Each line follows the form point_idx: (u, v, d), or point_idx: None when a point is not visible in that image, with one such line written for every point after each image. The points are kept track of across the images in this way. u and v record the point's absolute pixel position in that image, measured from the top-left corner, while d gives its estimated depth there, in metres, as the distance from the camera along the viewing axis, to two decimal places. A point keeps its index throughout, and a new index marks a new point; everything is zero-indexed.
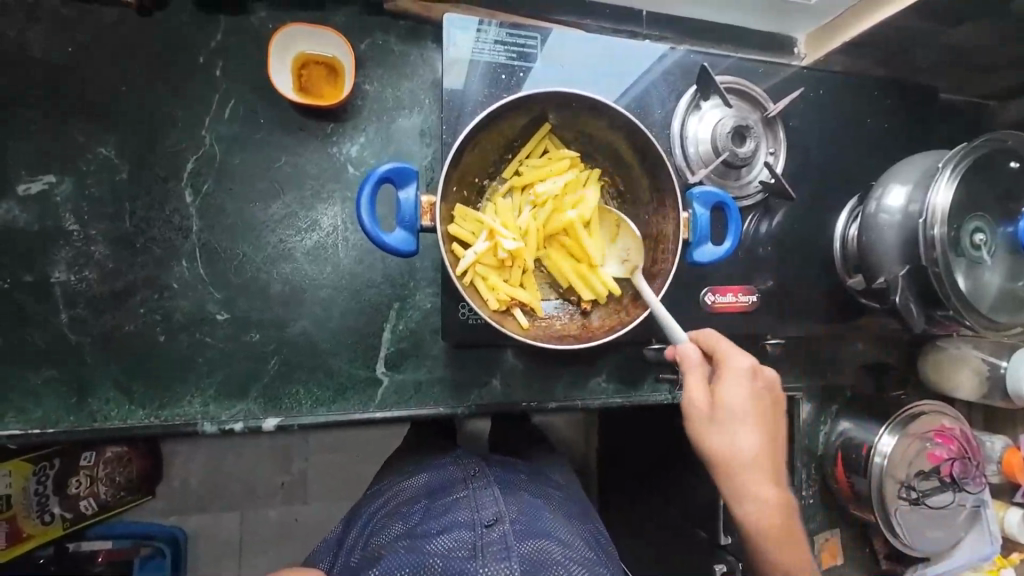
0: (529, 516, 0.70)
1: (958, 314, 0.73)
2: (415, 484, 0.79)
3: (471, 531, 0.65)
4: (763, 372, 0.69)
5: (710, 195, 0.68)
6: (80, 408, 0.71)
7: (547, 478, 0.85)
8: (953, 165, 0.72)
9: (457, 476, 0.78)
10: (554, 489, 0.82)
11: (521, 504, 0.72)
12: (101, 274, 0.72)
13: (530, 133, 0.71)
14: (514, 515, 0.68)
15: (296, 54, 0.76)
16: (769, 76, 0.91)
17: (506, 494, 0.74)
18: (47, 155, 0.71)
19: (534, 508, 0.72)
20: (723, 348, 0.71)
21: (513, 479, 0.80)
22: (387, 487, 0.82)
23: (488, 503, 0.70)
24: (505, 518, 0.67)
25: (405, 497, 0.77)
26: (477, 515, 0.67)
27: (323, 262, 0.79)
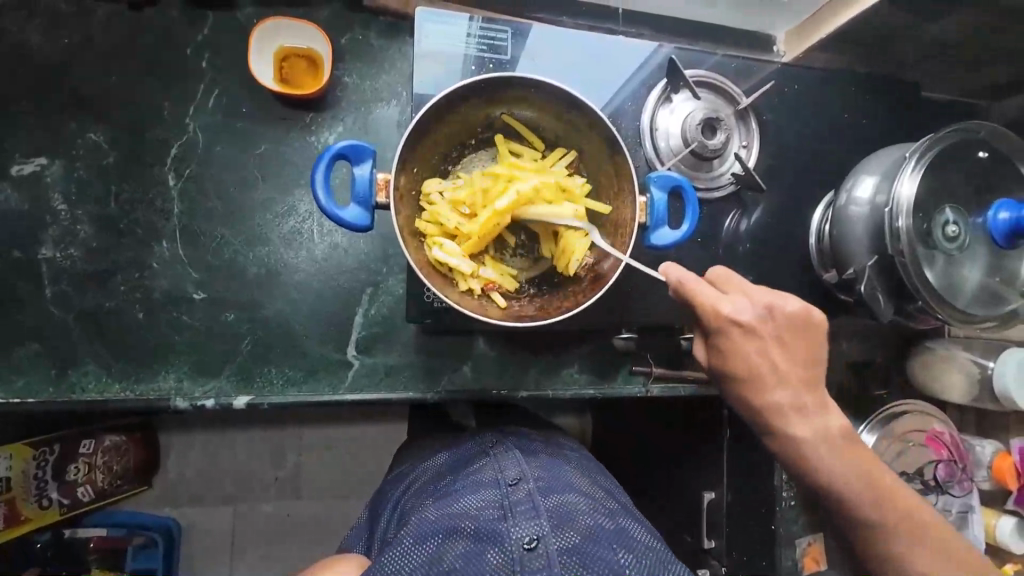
0: (552, 475, 0.70)
1: (927, 307, 0.72)
2: (436, 462, 0.81)
3: (497, 492, 0.65)
4: (782, 306, 0.65)
5: (669, 179, 0.68)
6: (60, 380, 0.74)
7: (562, 444, 0.85)
8: (919, 155, 0.71)
9: (476, 450, 0.78)
10: (572, 453, 0.82)
11: (541, 465, 0.73)
12: (85, 252, 0.76)
13: (495, 122, 0.73)
14: (537, 476, 0.69)
15: (277, 46, 0.79)
16: (745, 72, 0.91)
17: (528, 458, 0.75)
18: (41, 139, 0.75)
19: (554, 467, 0.73)
20: (708, 296, 0.64)
21: (532, 446, 0.80)
22: (408, 471, 0.83)
23: (511, 468, 0.70)
24: (528, 479, 0.67)
25: (430, 474, 0.78)
26: (501, 479, 0.67)
27: (299, 246, 0.81)
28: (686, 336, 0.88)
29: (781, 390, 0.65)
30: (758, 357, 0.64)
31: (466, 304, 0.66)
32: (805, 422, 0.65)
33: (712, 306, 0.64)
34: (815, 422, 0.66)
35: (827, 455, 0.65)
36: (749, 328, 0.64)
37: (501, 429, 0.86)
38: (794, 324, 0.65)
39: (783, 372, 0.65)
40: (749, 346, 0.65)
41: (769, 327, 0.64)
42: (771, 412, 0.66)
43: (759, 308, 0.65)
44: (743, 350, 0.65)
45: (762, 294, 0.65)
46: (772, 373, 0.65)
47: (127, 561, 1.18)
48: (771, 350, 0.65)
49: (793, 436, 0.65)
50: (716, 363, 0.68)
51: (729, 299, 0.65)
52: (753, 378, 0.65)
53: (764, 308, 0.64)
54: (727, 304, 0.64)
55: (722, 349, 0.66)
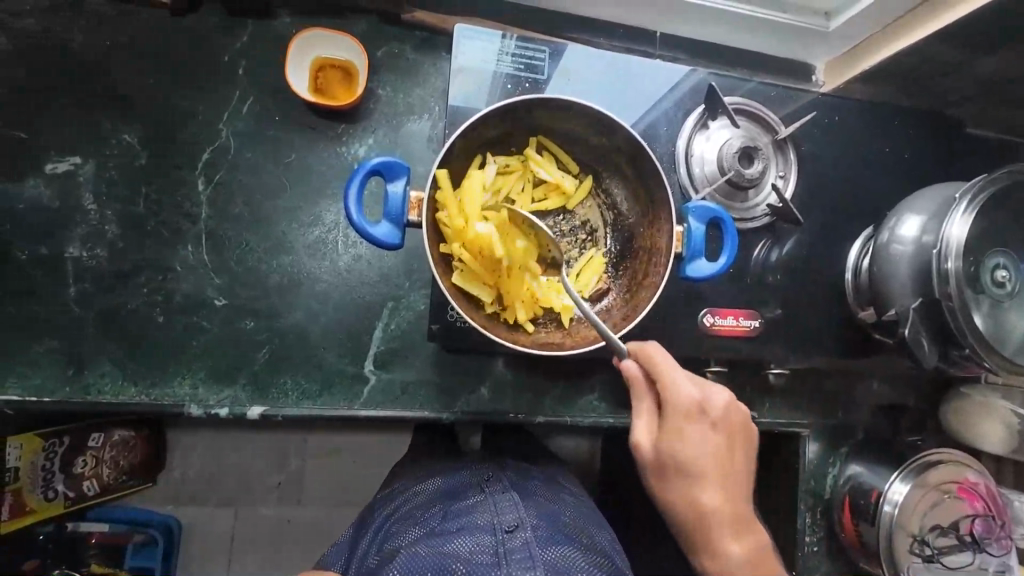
0: (549, 522, 0.68)
1: (974, 355, 0.69)
2: (429, 487, 0.79)
3: (493, 536, 0.63)
4: (712, 403, 0.64)
5: (708, 210, 0.67)
6: (76, 380, 0.73)
7: (561, 486, 0.82)
8: (971, 196, 0.68)
9: (471, 485, 0.76)
10: (568, 496, 0.79)
11: (539, 509, 0.71)
12: (111, 252, 0.75)
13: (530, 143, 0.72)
14: (535, 522, 0.67)
15: (313, 57, 0.79)
16: (783, 101, 0.89)
17: (526, 500, 0.73)
18: (77, 138, 0.76)
19: (552, 514, 0.71)
20: (666, 368, 0.64)
21: (529, 486, 0.78)
22: (398, 493, 0.81)
23: (508, 509, 0.68)
24: (526, 524, 0.65)
25: (419, 501, 0.76)
26: (498, 520, 0.66)
27: (322, 256, 0.80)
28: (711, 369, 0.86)
29: (697, 487, 0.63)
30: (700, 456, 0.63)
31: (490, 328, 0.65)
32: (720, 497, 0.63)
33: (669, 377, 0.64)
34: (730, 507, 0.64)
35: (733, 542, 0.63)
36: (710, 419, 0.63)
37: (503, 461, 0.84)
38: (728, 421, 0.65)
39: (703, 466, 0.63)
40: (687, 429, 0.63)
41: (701, 430, 0.63)
42: (694, 524, 0.63)
43: (711, 408, 0.64)
44: (693, 449, 0.63)
45: (720, 393, 0.65)
46: (700, 465, 0.63)
47: (126, 558, 1.16)
48: (703, 433, 0.63)
49: (712, 512, 0.63)
50: (661, 452, 0.64)
51: (684, 381, 0.64)
52: (688, 468, 0.63)
53: (704, 406, 0.64)
54: (694, 388, 0.64)
55: (672, 447, 0.63)
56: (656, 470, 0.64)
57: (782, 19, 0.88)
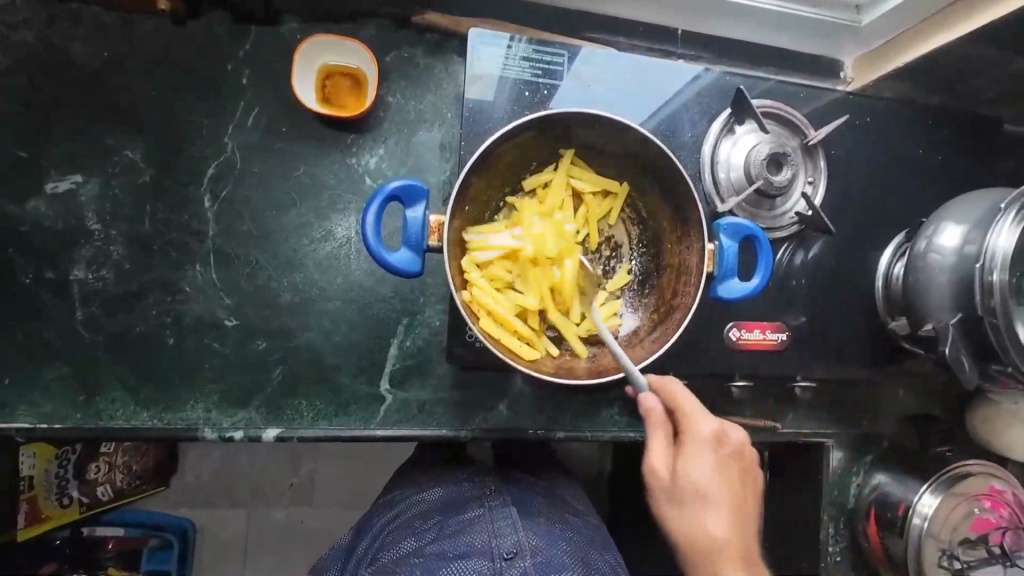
0: (548, 545, 0.68)
1: (1018, 372, 0.66)
2: (426, 499, 0.77)
3: (488, 562, 0.64)
4: (728, 434, 0.63)
5: (740, 228, 0.64)
6: (87, 406, 0.71)
7: (565, 504, 0.81)
8: (1018, 206, 0.65)
9: (471, 496, 0.76)
10: (574, 517, 0.78)
11: (540, 529, 0.70)
12: (117, 274, 0.73)
13: (550, 157, 0.69)
14: (534, 544, 0.67)
15: (321, 64, 0.76)
16: (811, 101, 0.85)
17: (525, 518, 0.72)
18: (77, 156, 0.73)
19: (551, 533, 0.71)
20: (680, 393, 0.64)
21: (532, 504, 0.76)
22: (398, 500, 0.79)
23: (506, 530, 0.68)
24: (524, 552, 0.65)
25: (419, 510, 0.76)
26: (495, 546, 0.66)
27: (335, 272, 0.78)
28: (736, 383, 0.84)
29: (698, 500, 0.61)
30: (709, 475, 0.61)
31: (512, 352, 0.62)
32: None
33: (684, 408, 0.63)
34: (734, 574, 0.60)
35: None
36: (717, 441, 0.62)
37: (511, 475, 0.82)
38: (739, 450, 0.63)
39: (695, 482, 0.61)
40: (706, 465, 0.61)
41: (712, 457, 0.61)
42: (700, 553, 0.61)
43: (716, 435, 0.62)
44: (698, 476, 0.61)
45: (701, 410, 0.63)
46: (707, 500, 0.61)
47: (142, 561, 1.15)
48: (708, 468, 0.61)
49: None
50: (683, 484, 0.61)
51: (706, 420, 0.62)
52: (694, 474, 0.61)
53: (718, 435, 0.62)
54: (710, 422, 0.62)
55: (682, 471, 0.61)
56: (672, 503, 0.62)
57: (812, 15, 0.83)
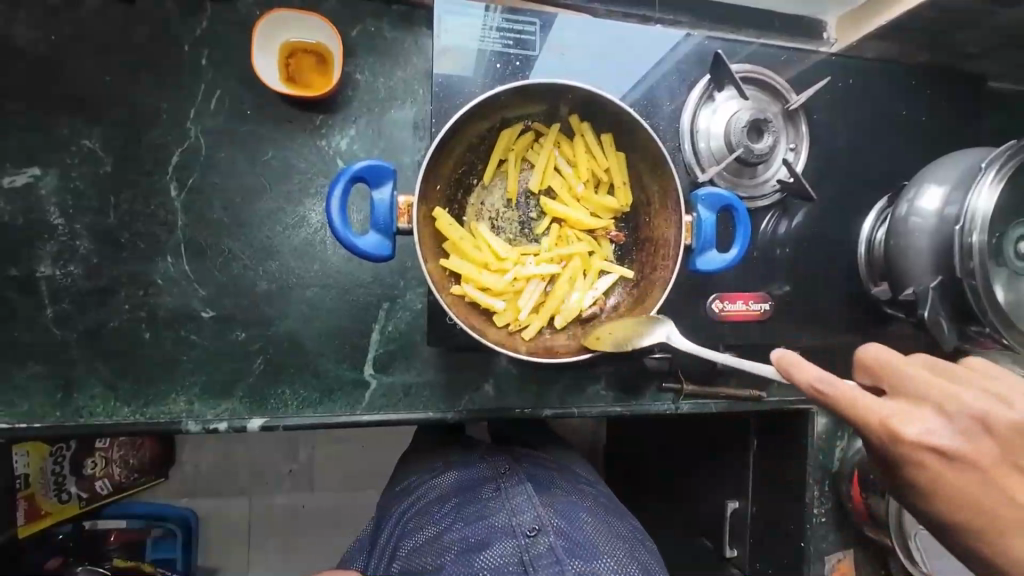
0: (569, 519, 0.68)
1: (995, 332, 0.66)
2: (440, 482, 0.78)
3: (514, 542, 0.63)
4: (988, 419, 0.47)
5: (718, 198, 0.63)
6: (66, 404, 0.70)
7: (574, 472, 0.83)
8: (998, 165, 0.64)
9: (487, 477, 0.76)
10: (586, 484, 0.80)
11: (555, 503, 0.71)
12: (86, 269, 0.71)
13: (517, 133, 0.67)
14: (554, 520, 0.67)
15: (282, 42, 0.72)
16: (793, 64, 0.83)
17: (542, 494, 0.72)
18: (32, 148, 0.70)
19: (571, 508, 0.71)
20: (818, 373, 0.49)
21: (544, 477, 0.77)
22: (415, 485, 0.81)
23: (525, 508, 0.68)
24: (548, 529, 0.64)
25: (435, 494, 0.76)
26: (516, 523, 0.65)
27: (311, 259, 0.76)
28: (721, 355, 0.84)
29: (989, 513, 0.48)
30: (968, 484, 0.48)
31: (463, 316, 0.62)
32: None
33: (878, 416, 0.48)
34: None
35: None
36: (945, 455, 0.47)
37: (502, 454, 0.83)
38: (1018, 437, 0.47)
39: (971, 494, 0.48)
40: (995, 490, 0.48)
41: (989, 447, 0.47)
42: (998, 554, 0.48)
43: (959, 425, 0.48)
44: (925, 484, 0.49)
45: (887, 405, 0.48)
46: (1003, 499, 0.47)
47: (148, 551, 1.16)
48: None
49: (1015, 560, 0.48)
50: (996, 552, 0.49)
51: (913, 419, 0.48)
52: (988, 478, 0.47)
53: (950, 450, 0.47)
54: (886, 407, 0.48)
55: (897, 478, 0.49)
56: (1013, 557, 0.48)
57: None
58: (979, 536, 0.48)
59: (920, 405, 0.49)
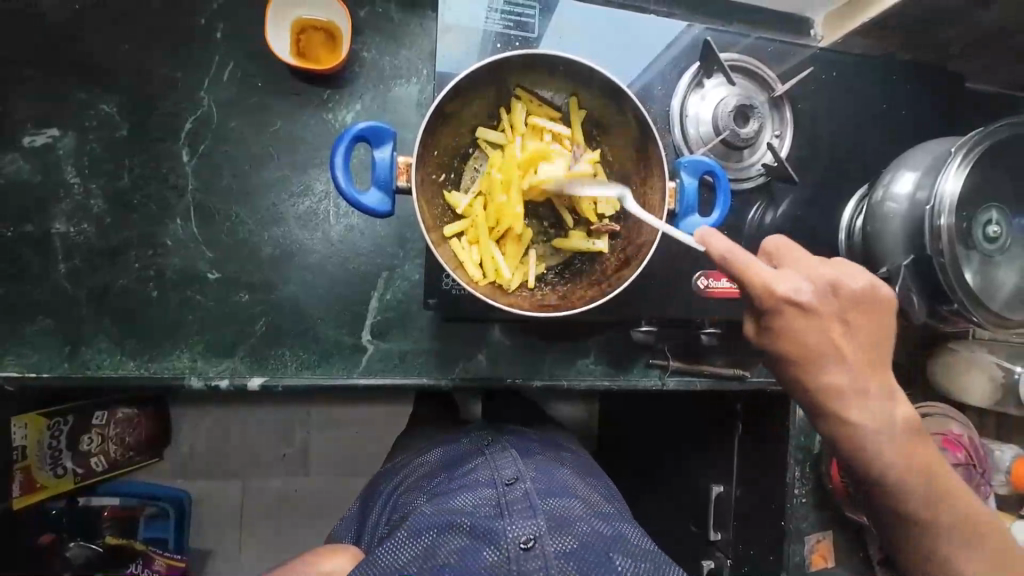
0: (547, 475, 0.70)
1: (963, 310, 0.70)
2: (428, 460, 0.80)
3: (493, 490, 0.65)
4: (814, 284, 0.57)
5: (700, 165, 0.67)
6: (74, 356, 0.73)
7: (558, 445, 0.84)
8: (965, 151, 0.68)
9: (470, 449, 0.78)
10: (568, 454, 0.81)
11: (537, 466, 0.72)
12: (98, 228, 0.74)
13: (506, 99, 0.70)
14: (534, 475, 0.69)
15: (294, 19, 0.76)
16: (780, 57, 0.87)
17: (524, 458, 0.74)
18: (52, 110, 0.73)
19: (550, 468, 0.73)
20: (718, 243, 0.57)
21: (529, 446, 0.79)
22: (403, 464, 0.83)
23: (506, 465, 0.70)
24: (524, 478, 0.67)
25: (424, 471, 0.77)
26: (496, 476, 0.68)
27: (314, 227, 0.80)
28: (706, 331, 0.87)
29: (838, 372, 0.57)
30: (818, 336, 0.56)
31: (459, 270, 0.65)
32: (865, 411, 0.57)
33: (762, 278, 0.56)
34: (878, 410, 0.58)
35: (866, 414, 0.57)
36: (809, 308, 0.56)
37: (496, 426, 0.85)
38: (859, 297, 0.58)
39: (840, 347, 0.57)
40: (839, 331, 0.57)
41: (833, 303, 0.57)
42: (806, 360, 0.57)
43: (818, 284, 0.57)
44: (798, 335, 0.57)
45: (766, 270, 0.56)
46: (840, 357, 0.57)
47: (139, 530, 1.17)
48: (858, 328, 0.58)
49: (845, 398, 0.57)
50: (786, 342, 0.58)
51: (789, 278, 0.56)
52: (822, 324, 0.56)
53: (833, 284, 0.58)
54: (782, 284, 0.56)
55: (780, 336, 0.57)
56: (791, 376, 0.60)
57: None
58: (825, 377, 0.57)
59: (793, 274, 0.57)
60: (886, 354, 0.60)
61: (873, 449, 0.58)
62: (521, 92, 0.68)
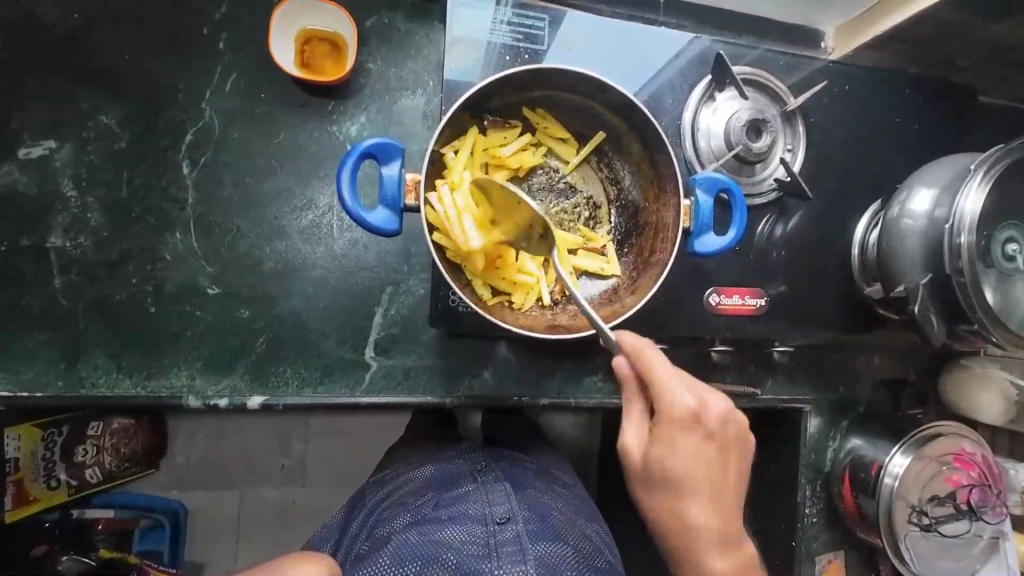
0: (541, 514, 0.67)
1: (983, 330, 0.68)
2: (419, 476, 0.76)
3: (484, 526, 0.63)
4: (710, 407, 0.58)
5: (715, 183, 0.65)
6: (69, 373, 0.71)
7: (553, 476, 0.80)
8: (986, 168, 0.67)
9: (466, 472, 0.75)
10: (562, 488, 0.78)
11: (532, 502, 0.69)
12: (96, 241, 0.72)
13: (517, 113, 0.68)
14: (527, 514, 0.66)
15: (299, 29, 0.75)
16: (791, 70, 0.86)
17: (518, 491, 0.71)
18: (50, 120, 0.71)
19: (544, 507, 0.69)
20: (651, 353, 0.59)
21: (524, 478, 0.76)
22: (392, 476, 0.79)
23: (500, 499, 0.67)
24: (518, 517, 0.64)
25: (412, 487, 0.74)
26: (488, 512, 0.65)
27: (317, 241, 0.78)
28: (716, 348, 0.86)
29: (694, 500, 0.58)
30: (689, 460, 0.57)
31: (466, 290, 0.64)
32: (704, 515, 0.58)
33: (664, 393, 0.57)
34: (709, 521, 0.58)
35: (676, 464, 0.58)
36: (703, 426, 0.57)
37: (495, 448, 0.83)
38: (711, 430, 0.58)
39: (702, 478, 0.58)
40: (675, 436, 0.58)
41: (705, 441, 0.58)
42: (673, 483, 0.57)
43: (709, 419, 0.58)
44: (678, 449, 0.57)
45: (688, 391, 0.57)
46: (712, 489, 0.58)
47: (133, 542, 1.15)
48: (722, 468, 0.59)
49: (691, 524, 0.58)
50: (651, 459, 0.58)
51: (684, 392, 0.57)
52: (694, 458, 0.57)
53: (725, 417, 0.58)
54: (691, 397, 0.57)
55: (657, 454, 0.57)
56: (642, 475, 0.59)
57: None
58: (687, 501, 0.57)
59: (705, 392, 0.58)
60: (738, 479, 0.61)
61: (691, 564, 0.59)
62: (530, 109, 0.68)
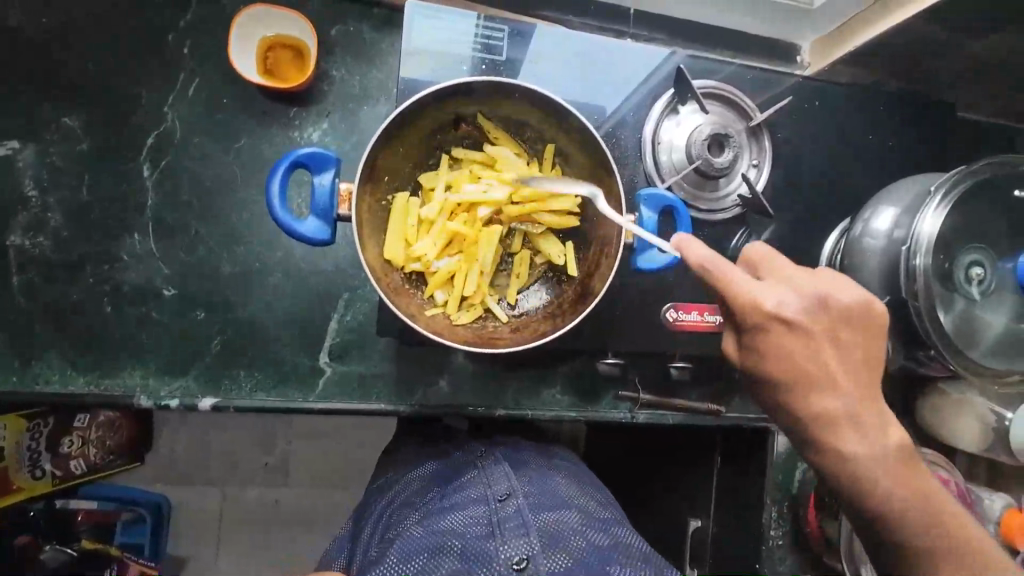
0: (541, 488, 0.67)
1: (941, 357, 0.66)
2: (419, 475, 0.75)
3: (486, 507, 0.62)
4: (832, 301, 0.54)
5: (659, 200, 0.67)
6: (24, 370, 0.72)
7: (553, 451, 0.79)
8: (945, 190, 0.65)
9: (463, 461, 0.74)
10: (563, 462, 0.77)
11: (530, 478, 0.69)
12: (55, 241, 0.74)
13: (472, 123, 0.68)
14: (527, 489, 0.65)
15: (260, 36, 0.75)
16: (760, 85, 0.85)
17: (516, 469, 0.71)
18: (15, 122, 0.73)
19: (546, 481, 0.69)
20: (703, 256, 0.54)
21: (521, 455, 0.75)
22: (392, 482, 0.78)
23: (499, 480, 0.67)
24: (517, 492, 0.63)
25: (417, 486, 0.73)
26: (490, 492, 0.64)
27: (275, 245, 0.78)
28: (676, 364, 0.84)
29: (828, 394, 0.53)
30: (800, 348, 0.53)
31: (404, 301, 0.64)
32: (860, 438, 0.53)
33: (747, 294, 0.53)
34: (869, 439, 0.53)
35: (880, 470, 0.53)
36: (795, 323, 0.53)
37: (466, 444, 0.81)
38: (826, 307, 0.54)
39: (829, 367, 0.53)
40: (828, 353, 0.53)
41: (822, 315, 0.54)
42: (799, 379, 0.54)
43: (806, 298, 0.54)
44: (782, 353, 0.54)
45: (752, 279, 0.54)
46: (827, 374, 0.53)
47: (115, 535, 1.13)
48: (847, 349, 0.54)
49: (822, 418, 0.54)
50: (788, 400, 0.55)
51: (770, 291, 0.54)
52: (811, 342, 0.53)
53: (823, 298, 0.54)
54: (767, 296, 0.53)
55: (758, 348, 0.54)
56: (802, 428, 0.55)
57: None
58: (824, 394, 0.53)
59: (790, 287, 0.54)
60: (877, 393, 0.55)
61: (867, 475, 0.53)
62: (484, 118, 0.67)
